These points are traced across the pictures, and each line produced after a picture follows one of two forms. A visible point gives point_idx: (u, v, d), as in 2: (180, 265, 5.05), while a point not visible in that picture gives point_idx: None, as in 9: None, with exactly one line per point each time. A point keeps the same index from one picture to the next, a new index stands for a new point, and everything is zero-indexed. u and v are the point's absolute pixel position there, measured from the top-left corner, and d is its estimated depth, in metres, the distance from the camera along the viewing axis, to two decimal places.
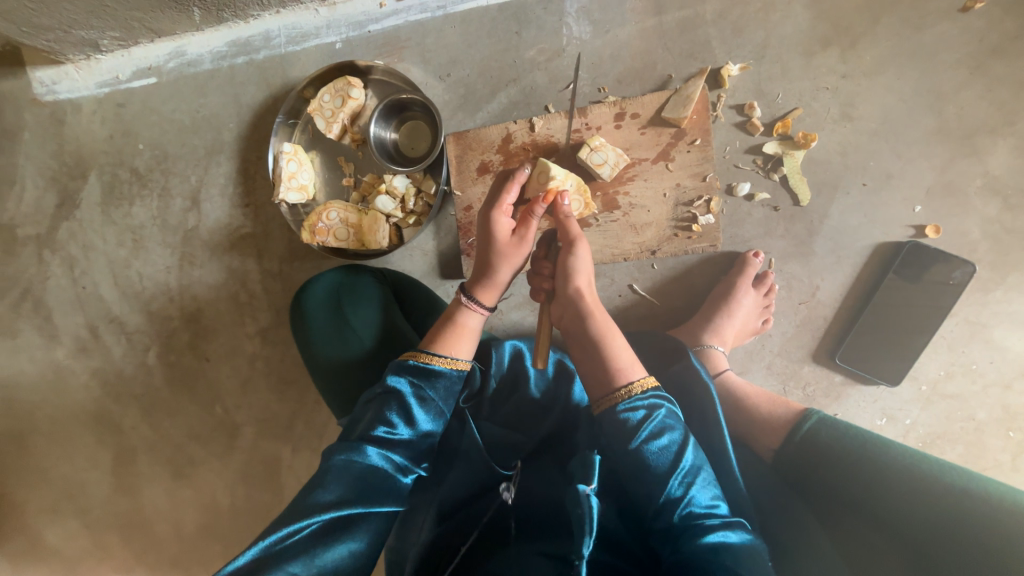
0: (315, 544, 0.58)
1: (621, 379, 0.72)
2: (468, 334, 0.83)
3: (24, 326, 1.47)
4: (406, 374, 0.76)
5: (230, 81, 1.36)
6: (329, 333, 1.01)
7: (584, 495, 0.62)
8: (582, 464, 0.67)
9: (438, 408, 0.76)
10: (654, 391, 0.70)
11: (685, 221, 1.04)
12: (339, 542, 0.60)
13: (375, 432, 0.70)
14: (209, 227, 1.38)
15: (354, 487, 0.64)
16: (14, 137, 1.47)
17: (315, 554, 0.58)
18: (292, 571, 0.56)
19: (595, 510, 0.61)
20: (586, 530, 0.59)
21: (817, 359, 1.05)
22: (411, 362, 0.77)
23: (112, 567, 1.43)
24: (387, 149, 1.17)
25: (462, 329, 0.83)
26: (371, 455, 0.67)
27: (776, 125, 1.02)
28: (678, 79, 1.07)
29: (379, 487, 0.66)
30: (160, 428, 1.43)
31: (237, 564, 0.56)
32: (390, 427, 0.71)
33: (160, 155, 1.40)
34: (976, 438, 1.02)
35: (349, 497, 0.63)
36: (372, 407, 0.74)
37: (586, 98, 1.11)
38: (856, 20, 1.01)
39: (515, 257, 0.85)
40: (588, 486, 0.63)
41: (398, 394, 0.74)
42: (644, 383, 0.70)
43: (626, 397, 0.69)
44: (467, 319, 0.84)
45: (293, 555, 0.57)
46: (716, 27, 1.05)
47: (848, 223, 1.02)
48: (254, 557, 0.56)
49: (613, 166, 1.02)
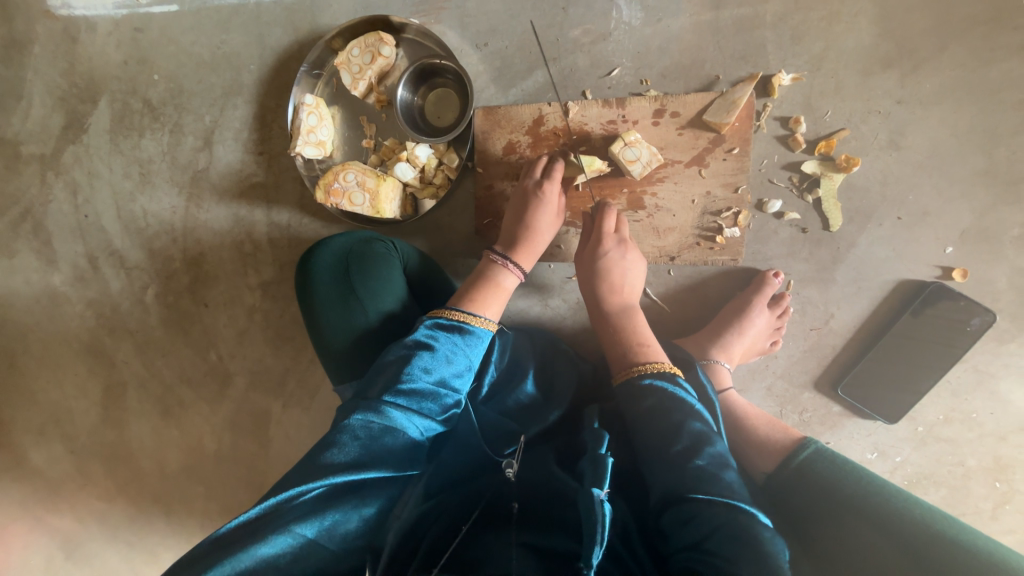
0: (322, 505, 0.57)
1: (640, 360, 0.79)
2: (500, 294, 0.89)
3: (21, 247, 1.44)
4: (440, 331, 0.79)
5: (256, 19, 1.29)
6: (336, 297, 0.99)
7: (598, 500, 0.61)
8: (594, 465, 0.67)
9: (455, 369, 0.77)
10: (664, 377, 0.73)
11: (710, 231, 1.01)
12: (350, 506, 0.58)
13: (391, 395, 0.70)
14: (219, 171, 1.34)
15: (365, 449, 0.63)
16: (23, 49, 1.40)
17: (324, 517, 0.56)
18: (300, 532, 0.54)
19: (607, 519, 0.60)
20: (596, 533, 0.57)
21: (818, 387, 1.04)
22: (447, 317, 0.81)
23: (94, 494, 1.45)
24: (412, 115, 1.12)
25: (498, 288, 0.89)
26: (390, 413, 0.68)
27: (819, 144, 0.98)
28: (725, 82, 1.02)
29: (391, 450, 0.65)
30: (153, 367, 1.42)
31: (243, 519, 0.55)
32: (407, 388, 0.71)
33: (175, 89, 1.35)
34: (962, 483, 1.02)
35: (360, 459, 0.62)
36: (389, 368, 0.74)
37: (625, 89, 1.06)
38: (921, 43, 0.96)
39: (534, 219, 0.93)
40: (604, 489, 0.62)
41: (426, 351, 0.76)
42: (658, 366, 0.75)
43: (643, 373, 0.75)
44: (503, 279, 0.90)
45: (301, 516, 0.55)
46: (775, 31, 1.00)
47: (874, 255, 0.99)
48: (262, 513, 0.55)
49: (645, 165, 0.97)
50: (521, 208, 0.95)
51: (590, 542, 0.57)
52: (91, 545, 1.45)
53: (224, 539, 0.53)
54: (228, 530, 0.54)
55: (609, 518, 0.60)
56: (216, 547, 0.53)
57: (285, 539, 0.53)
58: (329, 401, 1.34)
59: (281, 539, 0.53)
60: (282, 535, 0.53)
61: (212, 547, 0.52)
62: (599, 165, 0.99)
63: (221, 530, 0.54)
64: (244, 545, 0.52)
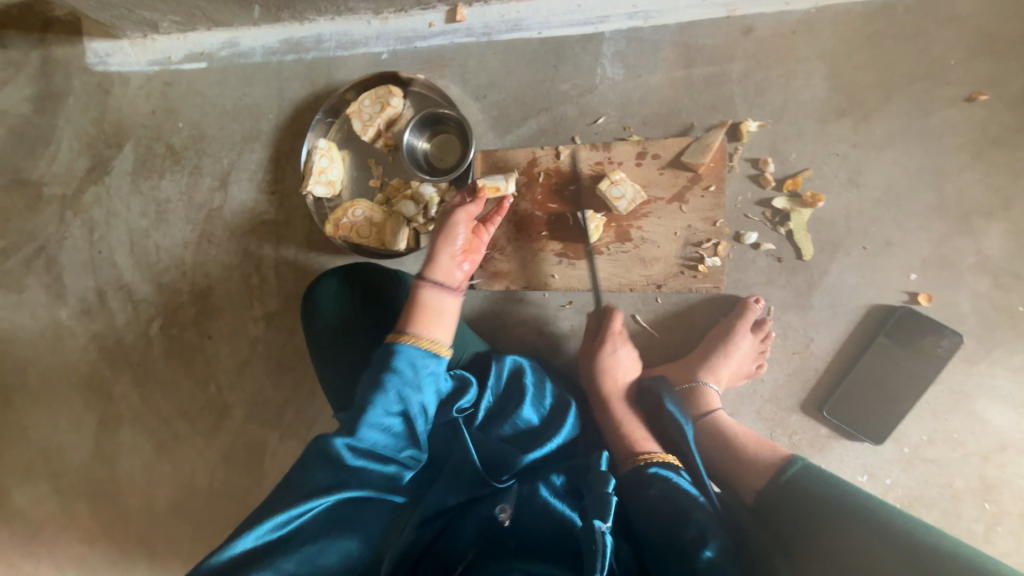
0: (306, 538, 0.62)
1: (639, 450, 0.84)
2: (435, 311, 0.90)
3: (33, 281, 1.49)
4: (390, 368, 0.78)
5: (276, 75, 1.43)
6: (349, 328, 1.06)
7: (598, 531, 0.67)
8: (599, 501, 0.73)
9: (421, 392, 0.79)
10: (668, 466, 0.78)
11: (693, 260, 1.09)
12: (325, 538, 0.63)
13: (364, 424, 0.72)
14: (232, 209, 1.43)
15: (338, 480, 0.67)
16: (59, 100, 1.53)
17: (306, 551, 0.61)
18: (280, 566, 0.59)
19: (608, 550, 0.66)
20: (597, 563, 0.63)
21: (804, 409, 1.08)
22: (392, 351, 0.81)
23: (77, 535, 1.41)
24: (417, 157, 1.22)
25: (430, 306, 0.91)
26: (365, 443, 0.71)
27: (787, 182, 1.08)
28: (699, 129, 1.13)
29: (363, 482, 0.69)
30: (151, 399, 1.43)
31: (228, 551, 0.60)
32: (378, 416, 0.73)
33: (197, 135, 1.46)
34: (953, 505, 1.04)
35: (338, 489, 0.66)
36: (360, 396, 0.76)
37: (611, 134, 1.18)
38: (869, 95, 1.09)
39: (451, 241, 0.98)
40: (605, 523, 0.68)
41: (381, 387, 0.76)
42: (656, 457, 0.81)
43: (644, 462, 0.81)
44: (433, 295, 0.92)
45: (284, 551, 0.60)
46: (740, 86, 1.13)
47: (846, 282, 1.07)
48: (246, 548, 0.59)
49: (630, 201, 1.08)
50: (443, 229, 0.99)
51: (593, 574, 0.63)
52: None
53: (214, 570, 0.58)
54: (216, 561, 0.59)
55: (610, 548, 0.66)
56: None
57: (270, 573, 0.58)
58: (326, 432, 1.34)
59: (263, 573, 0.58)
60: (267, 570, 0.58)
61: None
62: (598, 220, 1.11)
63: (210, 560, 0.59)
64: None
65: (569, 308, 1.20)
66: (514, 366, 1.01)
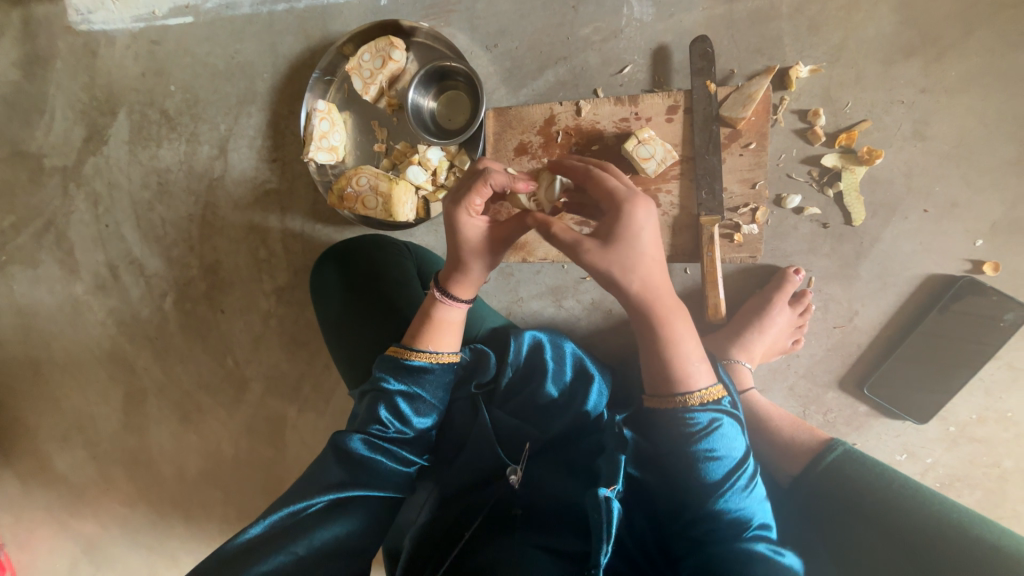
0: (314, 523, 0.61)
1: (683, 386, 0.68)
2: (453, 326, 0.80)
3: (45, 257, 1.48)
4: (392, 373, 0.75)
5: (269, 28, 1.31)
6: (368, 314, 1.00)
7: (603, 499, 0.64)
8: (609, 464, 0.69)
9: (428, 403, 0.76)
10: (715, 403, 0.67)
11: (727, 228, 0.99)
12: (340, 523, 0.63)
13: (368, 427, 0.71)
14: (234, 179, 1.36)
15: (351, 472, 0.67)
16: (46, 65, 1.44)
17: (315, 535, 0.60)
18: (295, 551, 0.59)
19: (613, 516, 0.63)
20: (601, 534, 0.61)
21: (843, 386, 1.01)
22: (393, 359, 0.76)
23: (116, 499, 1.47)
24: (424, 118, 1.11)
25: (445, 322, 0.79)
26: (370, 447, 0.69)
27: (840, 137, 0.95)
28: (740, 76, 0.99)
29: (373, 474, 0.68)
30: (171, 373, 1.44)
31: (249, 534, 0.60)
32: (382, 423, 0.71)
33: (191, 99, 1.37)
34: (998, 485, 0.98)
35: (346, 479, 0.66)
36: (364, 403, 0.75)
37: (638, 86, 1.06)
38: (945, 29, 0.93)
39: (485, 260, 0.76)
40: (610, 488, 0.65)
41: (386, 391, 0.73)
42: (703, 398, 0.66)
43: (688, 405, 0.67)
44: (447, 313, 0.79)
45: (295, 536, 0.60)
46: (791, 22, 0.98)
47: (900, 250, 0.96)
48: (260, 533, 0.60)
49: (660, 162, 0.96)
50: (461, 256, 0.75)
51: (599, 543, 0.61)
52: (113, 549, 1.47)
53: (230, 555, 0.58)
54: (234, 545, 0.59)
55: (615, 514, 0.64)
56: (223, 562, 0.58)
57: (280, 556, 0.58)
58: (344, 405, 1.34)
59: (275, 558, 0.58)
60: (277, 555, 0.58)
61: (227, 557, 0.58)
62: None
63: (232, 542, 0.60)
64: (243, 564, 0.57)
65: (590, 280, 1.15)
66: (534, 341, 0.92)
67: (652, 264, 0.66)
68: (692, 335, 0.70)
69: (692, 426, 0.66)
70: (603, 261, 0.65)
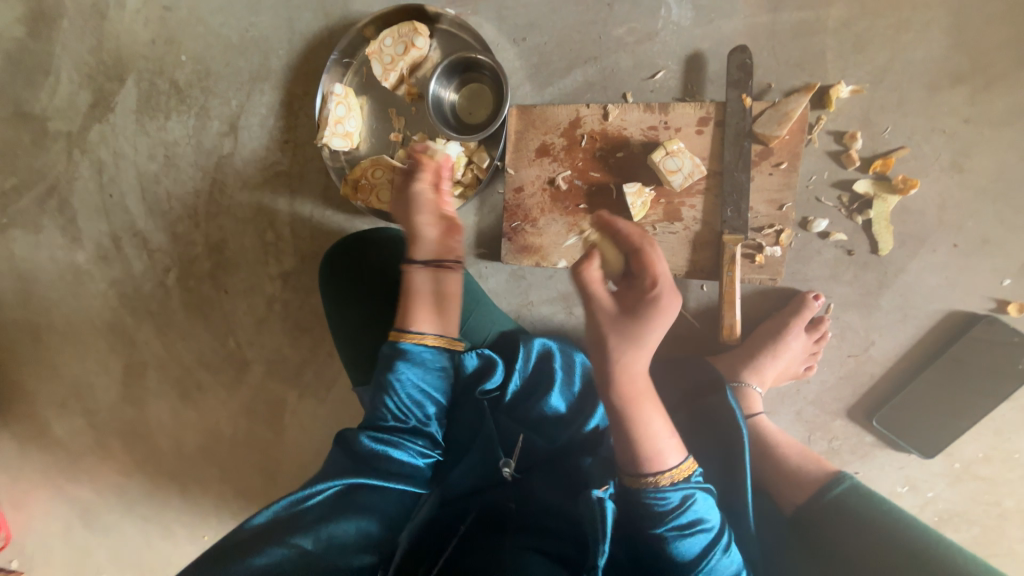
0: (325, 514, 0.64)
1: (652, 464, 0.66)
2: (422, 296, 0.87)
3: (47, 223, 1.45)
4: (398, 359, 0.81)
5: (287, 2, 1.26)
6: (383, 304, 0.99)
7: (596, 500, 0.67)
8: (603, 470, 0.74)
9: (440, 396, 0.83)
10: (685, 480, 0.66)
11: (750, 249, 0.96)
12: (351, 520, 0.64)
13: (383, 414, 0.78)
14: (244, 157, 1.32)
15: (367, 459, 0.73)
16: (52, 23, 1.39)
17: (324, 527, 0.62)
18: (299, 542, 0.60)
19: (607, 517, 0.66)
20: (599, 536, 0.65)
21: (851, 415, 1.00)
22: (396, 344, 0.82)
23: (112, 469, 1.48)
24: (444, 111, 1.07)
25: (416, 292, 0.88)
26: (383, 436, 0.75)
27: (875, 162, 0.92)
28: (778, 91, 0.95)
29: (387, 463, 0.73)
30: (172, 349, 1.43)
31: (255, 523, 0.62)
32: (396, 413, 0.78)
33: (202, 71, 1.32)
34: (996, 523, 0.99)
35: (360, 466, 0.72)
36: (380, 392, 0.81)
37: (669, 93, 1.02)
38: (996, 59, 0.90)
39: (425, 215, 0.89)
40: (602, 491, 0.68)
41: (400, 382, 0.79)
42: (674, 476, 0.65)
43: (656, 484, 0.65)
44: (414, 278, 0.89)
45: (303, 527, 0.61)
46: (836, 38, 0.94)
47: (924, 283, 0.94)
48: (269, 519, 0.62)
49: (686, 176, 0.94)
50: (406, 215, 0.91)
51: (597, 545, 0.65)
52: (108, 517, 1.48)
53: (237, 543, 0.59)
54: (243, 530, 0.61)
55: (609, 514, 0.67)
56: (229, 550, 0.59)
57: (283, 550, 0.58)
58: (346, 394, 1.34)
59: (277, 550, 0.58)
60: (281, 547, 0.59)
61: (236, 542, 0.59)
62: (647, 193, 0.97)
63: (242, 528, 0.61)
64: (248, 553, 0.58)
65: None
66: (542, 349, 0.91)
67: (648, 350, 0.70)
68: (660, 411, 0.70)
69: (661, 506, 0.65)
70: (610, 325, 0.70)
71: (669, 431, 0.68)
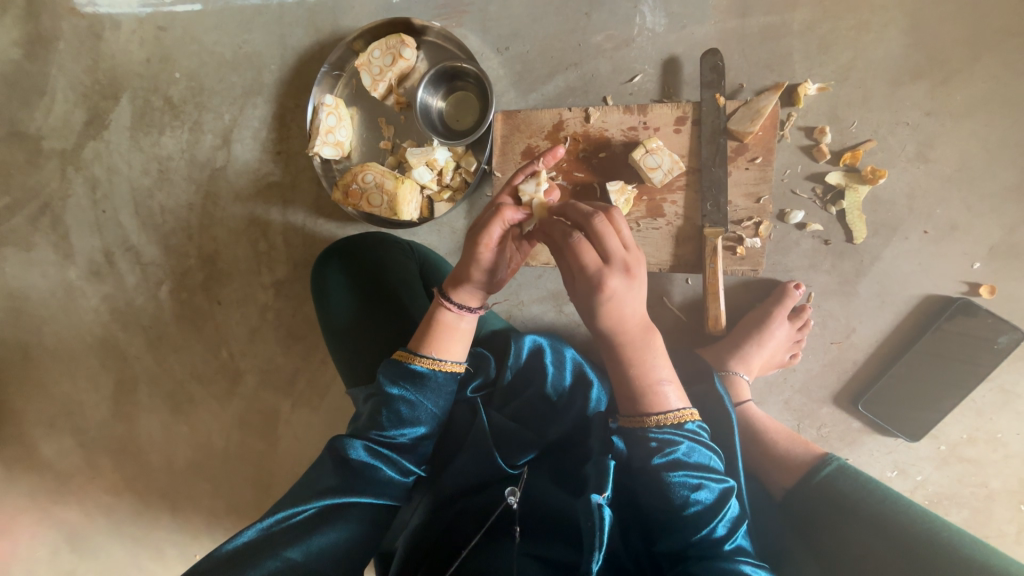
0: (309, 530, 0.61)
1: (654, 406, 0.69)
2: (462, 335, 0.79)
3: (40, 240, 1.45)
4: (396, 378, 0.73)
5: (278, 20, 1.30)
6: (375, 304, 1.00)
7: (596, 505, 0.64)
8: (598, 469, 0.69)
9: (428, 410, 0.74)
10: (679, 426, 0.68)
11: (731, 241, 0.98)
12: (336, 529, 0.62)
13: (369, 432, 0.70)
14: (237, 170, 1.35)
15: (345, 479, 0.66)
16: (48, 46, 1.42)
17: (311, 539, 0.60)
18: (287, 555, 0.58)
19: (603, 524, 0.63)
20: (594, 541, 0.61)
21: (837, 401, 1.02)
22: (398, 364, 0.74)
23: (101, 488, 1.45)
24: (433, 118, 1.11)
25: (449, 330, 0.78)
26: (370, 454, 0.68)
27: (845, 155, 0.96)
28: (750, 90, 1.00)
29: (372, 481, 0.67)
30: (164, 363, 1.43)
31: (240, 541, 0.59)
32: (382, 429, 0.71)
33: (196, 87, 1.36)
34: (985, 505, 1.00)
35: (341, 487, 0.65)
36: (368, 406, 0.74)
37: (646, 96, 1.06)
38: (953, 54, 0.95)
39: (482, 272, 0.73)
40: (601, 496, 0.65)
41: (389, 397, 0.72)
42: (661, 419, 0.68)
43: (647, 425, 0.69)
44: (451, 323, 0.78)
45: (292, 540, 0.60)
46: (802, 40, 0.99)
47: (899, 269, 0.98)
48: (254, 537, 0.60)
49: (666, 172, 0.97)
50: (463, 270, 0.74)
51: (592, 552, 0.61)
52: (97, 539, 1.45)
53: (226, 559, 0.58)
54: (227, 550, 0.59)
55: (606, 521, 0.63)
56: (218, 565, 0.57)
57: (276, 561, 0.58)
58: (339, 401, 1.34)
59: (268, 563, 0.57)
60: (272, 559, 0.58)
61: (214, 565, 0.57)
62: (629, 191, 1.00)
63: (226, 547, 0.59)
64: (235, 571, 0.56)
65: None
66: (534, 346, 0.91)
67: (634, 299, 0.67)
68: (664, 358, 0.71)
69: (655, 445, 0.67)
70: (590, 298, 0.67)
71: (671, 377, 0.71)
